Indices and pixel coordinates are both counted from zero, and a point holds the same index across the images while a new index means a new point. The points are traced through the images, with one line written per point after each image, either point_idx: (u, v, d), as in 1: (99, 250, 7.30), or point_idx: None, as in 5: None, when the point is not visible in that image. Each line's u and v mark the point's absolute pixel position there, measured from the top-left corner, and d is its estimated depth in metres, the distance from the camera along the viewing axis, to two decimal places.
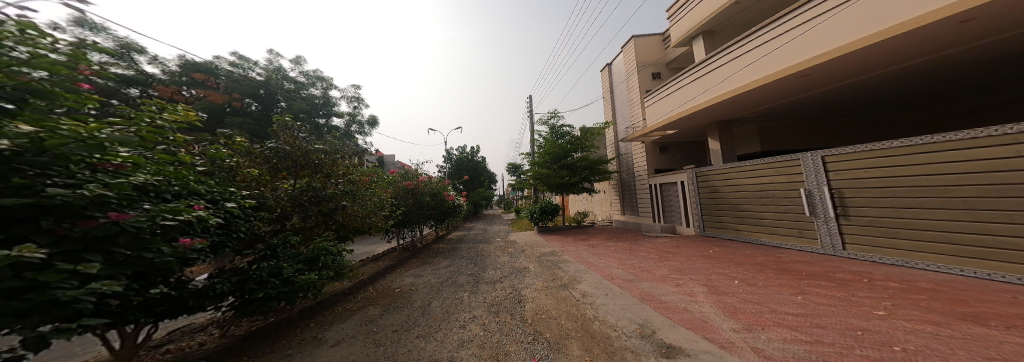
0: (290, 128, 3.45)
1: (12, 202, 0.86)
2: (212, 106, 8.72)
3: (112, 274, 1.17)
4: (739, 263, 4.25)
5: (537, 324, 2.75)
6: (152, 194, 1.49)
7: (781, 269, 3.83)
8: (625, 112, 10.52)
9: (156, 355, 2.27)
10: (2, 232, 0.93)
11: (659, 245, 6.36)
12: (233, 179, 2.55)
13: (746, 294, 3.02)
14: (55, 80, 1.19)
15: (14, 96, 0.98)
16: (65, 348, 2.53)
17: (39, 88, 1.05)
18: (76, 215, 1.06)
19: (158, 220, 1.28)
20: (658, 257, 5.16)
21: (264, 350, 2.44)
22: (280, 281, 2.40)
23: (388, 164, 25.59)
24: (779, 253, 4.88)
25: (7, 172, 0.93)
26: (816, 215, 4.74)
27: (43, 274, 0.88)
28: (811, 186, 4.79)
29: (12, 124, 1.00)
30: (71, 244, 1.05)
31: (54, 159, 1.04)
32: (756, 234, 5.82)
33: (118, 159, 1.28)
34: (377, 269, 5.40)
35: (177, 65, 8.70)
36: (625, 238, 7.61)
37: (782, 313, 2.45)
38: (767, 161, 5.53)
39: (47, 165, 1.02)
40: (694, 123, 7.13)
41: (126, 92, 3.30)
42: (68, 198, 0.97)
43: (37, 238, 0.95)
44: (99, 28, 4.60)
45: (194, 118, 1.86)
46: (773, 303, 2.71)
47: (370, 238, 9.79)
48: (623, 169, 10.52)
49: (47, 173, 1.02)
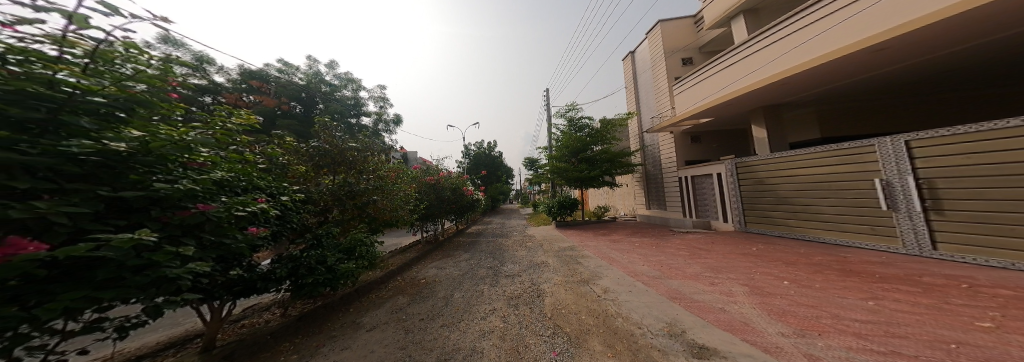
0: (328, 128, 3.74)
1: (133, 195, 1.02)
2: (264, 109, 9.78)
3: (202, 257, 1.36)
4: (790, 263, 3.90)
5: (556, 318, 2.77)
6: (226, 188, 1.67)
7: (845, 271, 3.46)
8: (649, 102, 9.99)
9: (236, 328, 2.63)
10: (126, 218, 1.12)
11: (691, 241, 6.02)
12: (285, 175, 2.87)
13: (799, 296, 2.78)
14: (153, 91, 1.37)
15: (122, 106, 1.14)
16: (171, 317, 3.06)
17: (142, 98, 1.21)
18: (175, 206, 1.25)
19: (233, 211, 1.45)
20: (689, 254, 4.90)
21: (314, 331, 2.74)
22: (325, 268, 2.64)
23: (411, 160, 26.83)
24: (846, 253, 4.36)
25: (124, 170, 1.11)
26: (896, 209, 4.19)
27: (156, 254, 1.05)
28: (888, 176, 4.22)
29: (126, 130, 1.18)
30: (172, 230, 1.24)
31: (156, 158, 1.21)
32: (815, 231, 5.29)
33: (200, 158, 1.46)
34: (403, 259, 5.73)
35: (239, 73, 9.90)
36: (651, 234, 7.32)
37: (847, 319, 2.22)
38: (833, 148, 4.95)
39: (152, 164, 1.20)
40: (733, 110, 6.59)
41: (200, 99, 3.82)
42: (168, 191, 1.14)
43: (150, 224, 1.14)
44: (180, 45, 5.32)
45: (255, 121, 2.03)
46: (833, 307, 2.46)
47: (396, 231, 10.38)
48: (649, 161, 10.06)
49: (152, 171, 1.20)
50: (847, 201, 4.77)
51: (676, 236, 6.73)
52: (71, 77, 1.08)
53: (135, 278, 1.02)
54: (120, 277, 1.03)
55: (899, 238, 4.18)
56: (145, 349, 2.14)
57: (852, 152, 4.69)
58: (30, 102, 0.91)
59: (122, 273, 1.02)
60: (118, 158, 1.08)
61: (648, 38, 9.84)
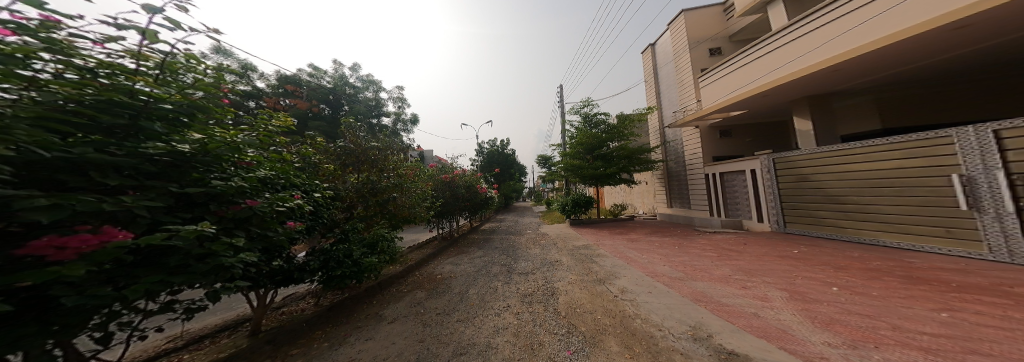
0: (353, 128, 3.90)
1: (196, 191, 1.16)
2: (297, 112, 10.48)
3: (251, 248, 1.48)
4: (841, 268, 3.56)
5: (571, 317, 2.73)
6: (270, 185, 1.80)
7: (911, 279, 3.10)
8: (671, 95, 9.56)
9: (279, 315, 2.87)
10: (192, 212, 1.25)
11: (718, 242, 5.71)
12: (316, 173, 3.03)
13: (851, 304, 2.53)
14: (210, 98, 1.50)
15: (185, 111, 1.26)
16: (226, 302, 3.42)
17: (201, 104, 1.33)
18: (229, 201, 1.38)
19: (275, 206, 1.56)
20: (718, 255, 4.64)
21: (342, 320, 2.90)
22: (352, 261, 2.76)
23: (427, 158, 27.60)
24: (909, 258, 3.89)
25: (188, 169, 1.25)
26: (980, 209, 3.64)
27: (215, 244, 1.17)
28: (970, 171, 3.67)
29: (188, 133, 1.31)
30: (227, 223, 1.36)
31: (212, 158, 1.34)
32: (870, 233, 4.76)
33: (248, 158, 1.59)
34: (420, 255, 5.90)
35: (276, 79, 10.72)
36: (672, 233, 7.04)
37: (911, 332, 1.98)
38: (896, 140, 4.40)
39: (209, 163, 1.33)
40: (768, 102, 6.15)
41: (245, 104, 4.16)
42: (223, 188, 1.27)
43: (209, 217, 1.26)
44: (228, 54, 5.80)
45: (292, 123, 2.15)
46: (893, 317, 2.21)
47: (414, 227, 10.72)
48: (671, 157, 9.67)
49: (209, 169, 1.33)
50: (913, 200, 4.23)
51: (701, 236, 6.41)
52: (146, 86, 1.20)
53: (199, 265, 1.16)
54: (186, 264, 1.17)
55: (983, 242, 3.63)
56: (208, 330, 2.54)
57: (921, 144, 4.13)
58: (116, 110, 1.04)
59: (188, 261, 1.15)
60: (182, 157, 1.22)
61: (670, 29, 9.39)
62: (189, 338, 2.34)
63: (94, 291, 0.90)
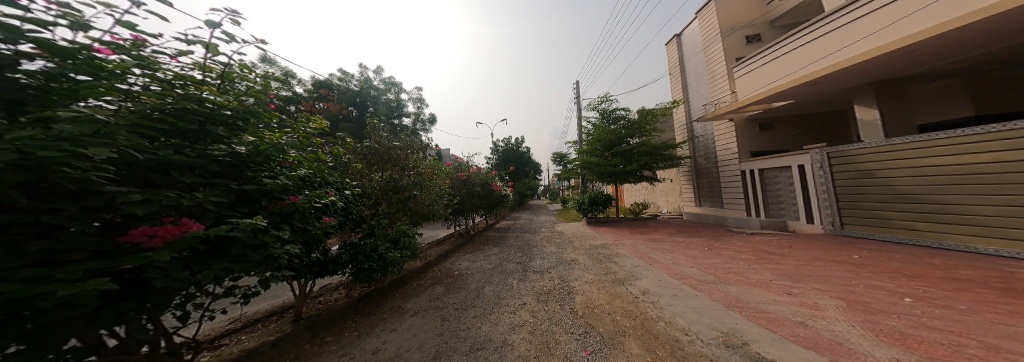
0: (377, 128, 4.03)
1: (251, 187, 1.49)
2: (330, 114, 11.18)
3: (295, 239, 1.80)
4: (916, 277, 3.11)
5: (589, 317, 2.68)
6: (310, 183, 2.13)
7: (1009, 289, 2.63)
8: (699, 87, 9.00)
9: (316, 304, 3.11)
10: (248, 206, 1.57)
11: (754, 243, 5.30)
12: (345, 172, 3.19)
13: (926, 317, 2.21)
14: (258, 104, 1.80)
15: (241, 116, 1.55)
16: (274, 291, 3.76)
17: (252, 110, 1.60)
18: (276, 197, 1.70)
19: (313, 203, 1.86)
20: (756, 258, 4.28)
21: (369, 312, 3.04)
22: (378, 256, 2.86)
23: (445, 157, 28.25)
24: (1002, 266, 3.31)
25: (244, 167, 1.59)
26: None
27: (266, 235, 1.49)
28: None
29: (244, 136, 1.64)
30: (276, 218, 1.68)
31: (262, 158, 1.67)
32: (958, 238, 4.05)
33: (290, 159, 1.91)
34: (439, 251, 6.03)
35: (312, 84, 11.52)
36: (699, 233, 6.65)
37: (1004, 352, 1.70)
38: (997, 128, 3.70)
39: (260, 163, 1.67)
40: (818, 90, 5.60)
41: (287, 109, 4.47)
42: (272, 185, 1.61)
43: (263, 211, 1.59)
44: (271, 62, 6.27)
45: (325, 124, 2.25)
46: (982, 334, 1.90)
47: (433, 224, 10.99)
48: (699, 153, 9.15)
49: (260, 168, 1.68)
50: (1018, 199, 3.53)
51: (734, 238, 6.01)
52: (210, 94, 1.51)
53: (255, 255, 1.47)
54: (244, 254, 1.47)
55: None
56: (260, 314, 2.86)
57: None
58: (189, 116, 1.34)
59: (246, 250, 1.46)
60: (239, 158, 1.56)
61: (698, 17, 8.82)
62: (246, 321, 2.68)
63: (177, 275, 1.18)
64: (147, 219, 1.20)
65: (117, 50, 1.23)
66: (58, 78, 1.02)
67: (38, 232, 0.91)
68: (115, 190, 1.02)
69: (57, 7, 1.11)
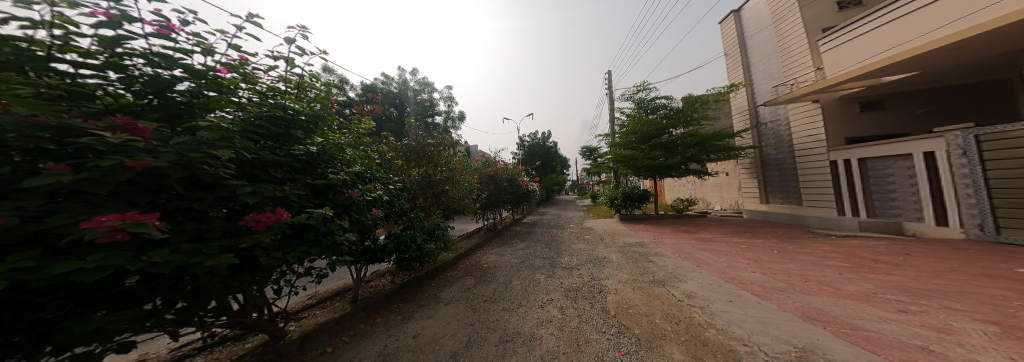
0: (413, 126, 4.18)
1: (320, 183, 1.70)
2: (375, 115, 12.05)
3: (353, 228, 2.04)
4: None
5: (623, 317, 2.54)
6: (365, 178, 2.32)
7: None
8: (767, 67, 7.88)
9: (370, 288, 3.39)
10: (320, 200, 1.79)
11: (834, 248, 4.49)
12: (387, 167, 3.38)
13: None
14: (323, 108, 2.02)
15: (312, 120, 1.78)
16: (338, 273, 4.20)
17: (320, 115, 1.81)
18: (338, 191, 1.89)
19: (366, 196, 2.04)
20: (846, 266, 3.59)
21: (409, 298, 3.22)
22: (415, 248, 3.06)
23: (473, 154, 28.89)
24: None
25: (316, 164, 1.81)
26: None
27: (332, 225, 1.69)
28: None
29: (315, 137, 1.89)
30: (341, 210, 1.90)
31: (328, 157, 1.89)
32: None
33: (348, 157, 2.12)
34: (469, 244, 6.15)
35: (359, 89, 12.55)
36: (756, 234, 5.88)
37: None
38: None
39: (327, 162, 1.89)
40: (946, 60, 4.48)
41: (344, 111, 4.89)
42: (336, 180, 1.79)
43: (330, 203, 1.80)
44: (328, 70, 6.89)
45: (369, 125, 2.45)
46: None
47: (462, 219, 11.29)
48: (768, 143, 8.02)
49: (327, 166, 1.89)
50: None
51: (813, 241, 5.12)
52: (291, 102, 1.79)
53: (326, 240, 1.71)
54: (318, 240, 1.71)
55: None
56: (327, 293, 3.23)
57: None
58: (278, 122, 1.62)
59: (319, 237, 1.70)
60: (313, 157, 1.78)
61: None
62: (319, 298, 3.06)
63: (276, 253, 1.44)
64: (255, 207, 1.46)
65: (230, 70, 1.51)
66: (199, 96, 1.35)
67: (191, 216, 1.24)
68: (234, 184, 1.29)
69: (194, 37, 1.46)
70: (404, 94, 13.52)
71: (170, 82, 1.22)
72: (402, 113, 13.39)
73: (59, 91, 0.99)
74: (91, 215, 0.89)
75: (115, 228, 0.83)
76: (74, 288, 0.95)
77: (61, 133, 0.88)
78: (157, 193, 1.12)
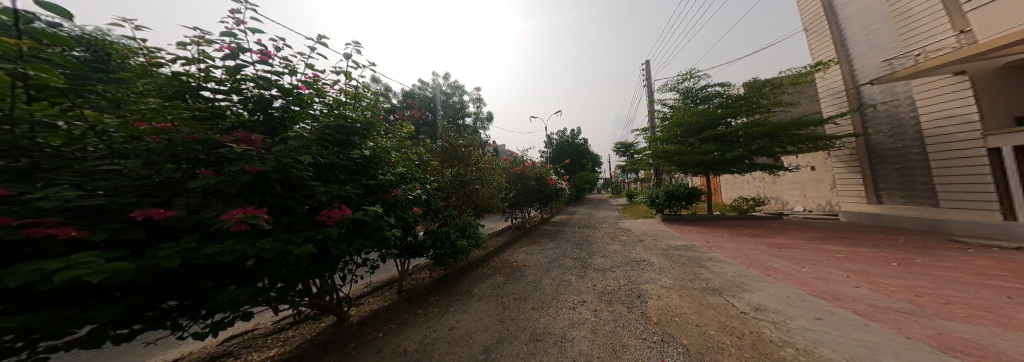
0: (446, 127, 4.24)
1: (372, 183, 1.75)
2: (416, 120, 12.72)
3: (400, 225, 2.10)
4: None
5: (668, 324, 2.27)
6: (406, 177, 2.39)
7: None
8: (876, 37, 6.42)
9: (413, 280, 3.50)
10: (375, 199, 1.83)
11: (967, 265, 3.51)
12: (425, 167, 3.46)
13: None
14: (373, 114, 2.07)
15: (364, 125, 1.80)
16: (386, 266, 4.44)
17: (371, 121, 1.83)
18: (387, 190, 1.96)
19: (407, 194, 2.10)
20: (995, 289, 2.75)
21: (445, 292, 3.25)
22: (449, 244, 3.11)
23: (501, 153, 29.16)
24: None
25: (371, 166, 1.84)
26: None
27: (383, 221, 1.76)
28: None
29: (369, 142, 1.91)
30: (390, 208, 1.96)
31: (377, 161, 1.88)
32: None
33: (393, 160, 2.16)
34: (498, 242, 6.11)
35: (401, 95, 13.41)
36: (844, 242, 4.90)
37: None
38: None
39: (378, 166, 1.91)
40: None
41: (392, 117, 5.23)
42: (385, 180, 1.85)
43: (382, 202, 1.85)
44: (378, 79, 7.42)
45: (409, 129, 2.47)
46: None
47: (489, 218, 11.38)
48: (886, 129, 6.47)
49: (379, 170, 1.92)
50: None
51: (932, 253, 4.06)
52: (350, 112, 1.87)
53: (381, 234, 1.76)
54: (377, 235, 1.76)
55: None
56: (376, 283, 3.41)
57: None
58: (339, 129, 1.66)
59: (377, 233, 1.75)
60: (368, 159, 1.82)
61: None
62: (370, 287, 3.24)
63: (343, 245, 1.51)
64: (328, 204, 1.53)
65: (309, 86, 1.63)
66: (288, 110, 1.49)
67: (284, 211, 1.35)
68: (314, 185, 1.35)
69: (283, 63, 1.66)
70: (438, 97, 14.09)
71: (270, 100, 1.37)
72: (435, 115, 13.96)
73: (205, 113, 1.20)
74: (223, 209, 1.00)
75: (242, 219, 0.94)
76: (216, 267, 1.11)
77: (209, 146, 1.08)
78: (264, 192, 1.22)
